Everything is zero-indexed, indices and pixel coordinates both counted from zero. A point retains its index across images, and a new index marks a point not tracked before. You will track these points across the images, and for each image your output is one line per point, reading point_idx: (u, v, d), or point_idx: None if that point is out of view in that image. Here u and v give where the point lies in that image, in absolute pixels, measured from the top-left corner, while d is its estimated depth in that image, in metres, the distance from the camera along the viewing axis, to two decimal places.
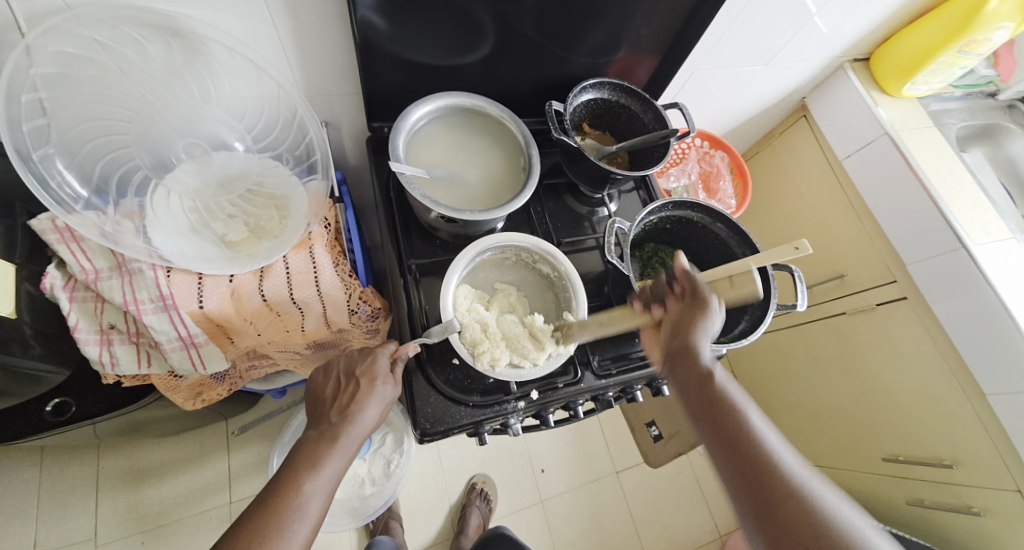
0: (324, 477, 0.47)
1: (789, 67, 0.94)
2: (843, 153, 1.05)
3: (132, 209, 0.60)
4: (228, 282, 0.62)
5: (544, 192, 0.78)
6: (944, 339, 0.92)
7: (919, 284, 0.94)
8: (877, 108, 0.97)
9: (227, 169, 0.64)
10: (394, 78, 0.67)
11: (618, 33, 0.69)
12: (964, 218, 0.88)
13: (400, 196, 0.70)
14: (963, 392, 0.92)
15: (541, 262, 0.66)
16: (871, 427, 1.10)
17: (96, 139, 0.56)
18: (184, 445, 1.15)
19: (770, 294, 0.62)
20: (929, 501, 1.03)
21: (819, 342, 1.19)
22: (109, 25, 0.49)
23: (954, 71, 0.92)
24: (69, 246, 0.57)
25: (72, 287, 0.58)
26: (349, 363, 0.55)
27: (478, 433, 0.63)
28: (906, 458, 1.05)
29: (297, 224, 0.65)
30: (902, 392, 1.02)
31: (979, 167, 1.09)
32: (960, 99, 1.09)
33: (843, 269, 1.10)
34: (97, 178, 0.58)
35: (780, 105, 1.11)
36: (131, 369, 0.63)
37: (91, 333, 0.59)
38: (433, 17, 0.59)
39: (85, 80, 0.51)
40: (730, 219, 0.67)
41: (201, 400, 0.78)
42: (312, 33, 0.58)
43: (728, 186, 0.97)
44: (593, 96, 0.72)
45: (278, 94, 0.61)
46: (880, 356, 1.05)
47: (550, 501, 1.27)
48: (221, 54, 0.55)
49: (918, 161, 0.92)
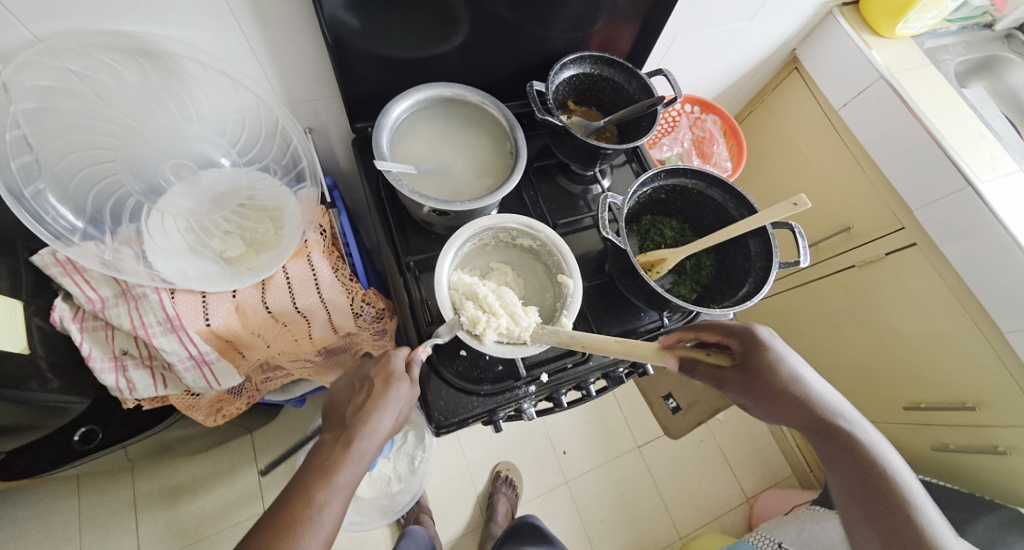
0: (339, 483, 0.46)
1: (776, 19, 0.92)
2: (839, 103, 1.02)
3: (129, 236, 0.60)
4: (232, 298, 0.62)
5: (536, 174, 0.77)
6: (958, 282, 0.91)
7: (927, 229, 0.92)
8: (870, 52, 0.94)
9: (217, 186, 0.64)
10: (372, 76, 0.66)
11: (595, 4, 0.68)
12: (968, 156, 0.86)
13: (391, 194, 0.70)
14: (982, 334, 0.90)
15: (522, 236, 0.65)
16: (890, 377, 1.09)
17: (85, 169, 0.56)
18: (214, 461, 1.18)
19: (772, 254, 0.61)
20: (955, 445, 1.03)
21: (829, 298, 1.17)
22: (81, 53, 0.49)
23: (948, 4, 0.89)
24: (73, 278, 0.58)
25: (82, 318, 0.59)
26: (364, 367, 0.56)
27: (493, 421, 0.63)
28: (928, 405, 1.04)
29: (292, 233, 0.65)
30: (918, 339, 1.01)
31: (981, 103, 1.06)
32: (956, 33, 1.05)
33: (849, 221, 1.08)
34: (91, 209, 0.59)
35: (770, 60, 1.08)
36: (149, 393, 0.64)
37: (105, 361, 0.60)
38: (404, 8, 0.57)
39: (65, 111, 0.51)
40: (725, 182, 0.66)
41: (222, 415, 0.79)
42: (284, 39, 0.57)
43: (722, 150, 0.95)
44: (575, 72, 0.71)
45: (257, 107, 0.62)
46: (894, 305, 1.03)
47: (575, 481, 1.29)
48: (194, 70, 0.55)
49: (916, 103, 0.89)
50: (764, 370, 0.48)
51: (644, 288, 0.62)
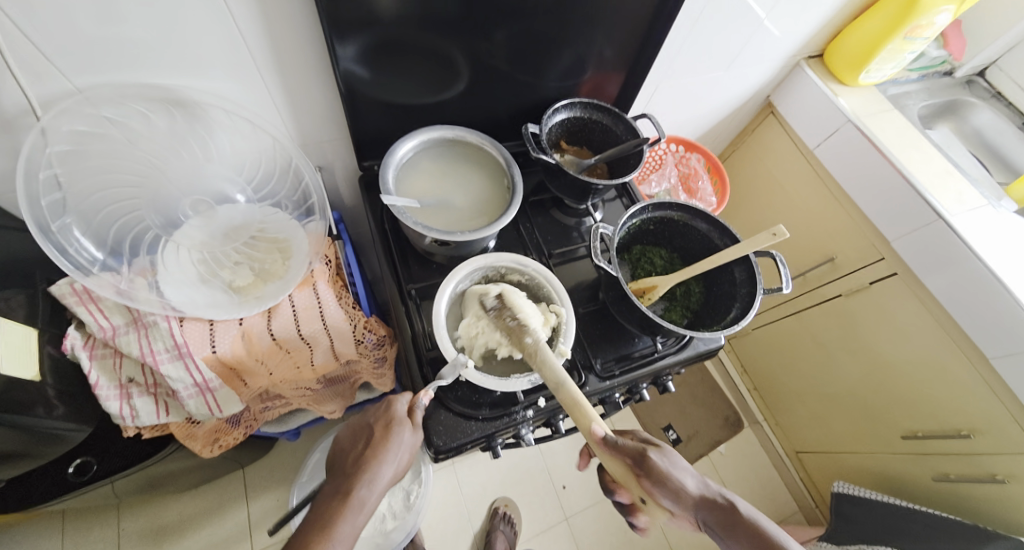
0: (340, 534, 0.47)
1: (749, 70, 1.00)
2: (813, 143, 1.09)
3: (145, 266, 0.63)
4: (238, 326, 0.64)
5: (532, 209, 0.81)
6: (941, 311, 0.94)
7: (906, 259, 0.97)
8: (837, 98, 1.02)
9: (231, 221, 0.69)
10: (379, 120, 0.71)
11: (583, 57, 0.75)
12: (937, 191, 0.91)
13: (394, 226, 0.74)
14: (969, 360, 0.92)
15: (511, 272, 0.68)
16: (885, 406, 1.11)
17: (110, 205, 0.60)
18: (203, 499, 1.15)
19: (755, 281, 0.65)
20: (955, 474, 1.02)
21: (820, 327, 1.20)
22: (117, 102, 0.53)
23: (905, 56, 0.97)
24: (87, 307, 0.59)
25: (91, 346, 0.61)
26: (367, 415, 0.57)
27: (492, 447, 0.64)
28: (925, 433, 1.05)
29: (299, 263, 0.69)
30: (906, 366, 1.03)
31: (947, 143, 1.13)
32: (916, 80, 1.14)
33: (832, 252, 1.12)
34: (112, 241, 0.62)
35: (748, 105, 1.17)
36: (151, 420, 0.65)
37: (112, 388, 0.62)
38: (410, 60, 0.64)
39: (96, 153, 0.56)
40: (709, 214, 0.71)
41: (219, 446, 0.79)
42: (300, 88, 0.62)
43: (707, 185, 1.01)
44: (565, 116, 0.77)
45: (274, 146, 0.66)
46: (882, 335, 1.06)
47: (575, 518, 1.26)
48: (218, 116, 0.60)
49: (883, 143, 0.96)
50: (758, 541, 0.47)
51: (636, 314, 0.65)
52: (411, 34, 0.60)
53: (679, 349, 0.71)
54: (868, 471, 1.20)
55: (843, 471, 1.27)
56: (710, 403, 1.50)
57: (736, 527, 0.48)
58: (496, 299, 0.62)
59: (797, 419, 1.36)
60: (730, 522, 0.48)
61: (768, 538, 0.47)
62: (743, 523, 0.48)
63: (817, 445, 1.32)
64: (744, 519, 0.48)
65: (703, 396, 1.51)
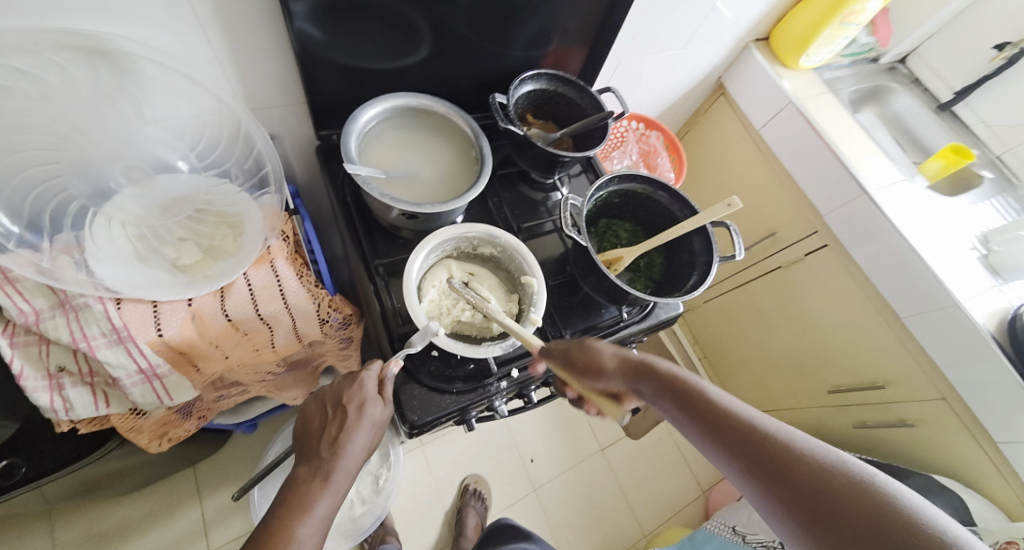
0: (318, 516, 0.46)
1: (703, 49, 1.03)
2: (759, 122, 1.15)
3: (69, 243, 0.56)
4: (187, 306, 0.59)
5: (499, 183, 0.81)
6: (864, 280, 1.04)
7: (837, 232, 1.06)
8: (781, 80, 1.08)
9: (172, 192, 0.63)
10: (337, 85, 0.67)
11: (548, 27, 0.74)
12: (864, 168, 1.00)
13: (357, 200, 0.71)
14: (885, 320, 1.03)
15: (483, 245, 0.68)
16: (818, 366, 1.22)
17: (21, 172, 0.52)
18: (149, 500, 1.07)
19: (712, 250, 0.68)
20: (871, 421, 1.15)
21: (762, 296, 1.29)
22: (30, 50, 0.46)
23: (840, 41, 1.04)
24: (2, 289, 0.52)
25: (12, 332, 0.54)
26: (335, 392, 0.55)
27: (465, 420, 0.64)
28: (846, 387, 1.17)
29: (253, 239, 0.64)
30: (835, 329, 1.14)
31: (872, 125, 1.24)
32: (847, 66, 1.23)
33: (774, 227, 1.21)
34: (28, 214, 0.54)
35: (701, 85, 1.21)
36: (88, 412, 0.60)
37: (39, 379, 0.55)
38: (369, 20, 0.60)
39: (5, 110, 0.49)
40: (671, 186, 0.73)
41: (167, 439, 0.74)
42: (248, 46, 0.57)
43: (665, 162, 1.04)
44: (532, 87, 0.76)
45: (220, 109, 0.61)
46: (815, 302, 1.16)
47: (542, 488, 1.30)
48: (153, 71, 0.54)
49: (821, 124, 1.04)
50: (692, 400, 0.46)
51: (603, 283, 0.67)
52: None
53: (643, 318, 0.74)
54: (802, 425, 1.33)
55: None
56: None
57: (673, 389, 0.48)
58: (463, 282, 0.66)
59: (742, 383, 1.47)
60: (663, 384, 0.49)
61: (704, 400, 0.46)
62: (679, 384, 0.48)
63: (759, 405, 1.44)
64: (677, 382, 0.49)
65: None
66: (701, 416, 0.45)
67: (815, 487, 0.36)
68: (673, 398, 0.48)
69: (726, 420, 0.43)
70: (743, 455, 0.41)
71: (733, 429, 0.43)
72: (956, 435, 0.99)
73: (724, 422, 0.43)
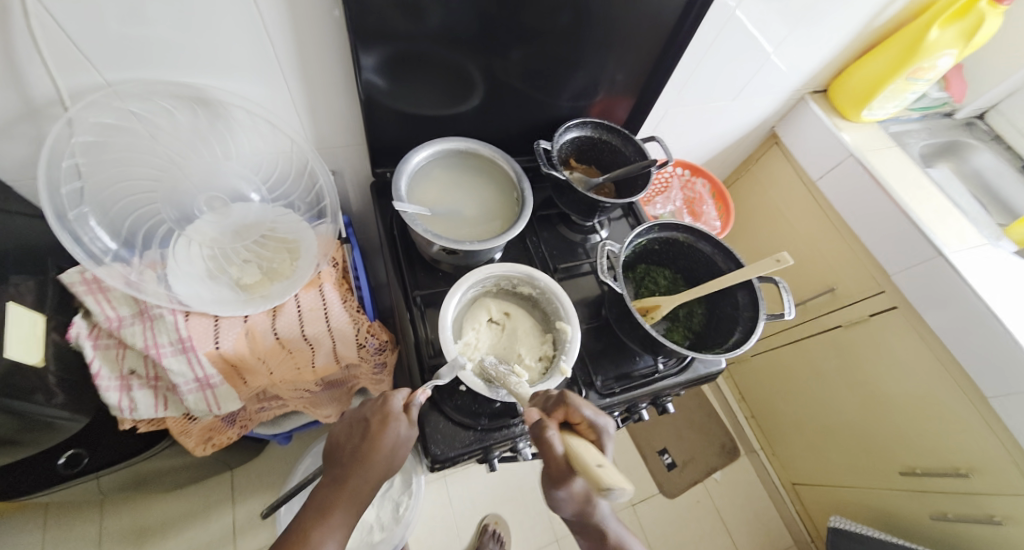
0: (332, 523, 0.48)
1: (756, 100, 1.03)
2: (816, 174, 1.11)
3: (155, 259, 0.64)
4: (243, 323, 0.65)
5: (539, 223, 0.83)
6: (941, 347, 0.94)
7: (905, 293, 0.98)
8: (841, 133, 1.04)
9: (243, 219, 0.70)
10: (396, 130, 0.73)
11: (596, 79, 0.77)
12: (936, 227, 0.93)
13: (403, 234, 0.75)
14: (966, 396, 0.93)
15: (522, 284, 0.69)
16: (887, 442, 1.09)
17: (126, 198, 0.62)
18: (189, 500, 1.13)
19: (758, 306, 0.65)
20: (953, 514, 1.01)
21: (818, 356, 1.20)
22: (144, 98, 0.55)
23: (907, 95, 1.00)
24: (95, 296, 0.60)
25: (96, 336, 0.61)
26: (363, 408, 0.56)
27: (488, 459, 0.64)
28: (923, 470, 1.04)
29: (306, 265, 0.69)
30: (903, 401, 1.04)
31: (947, 182, 1.15)
32: (918, 120, 1.17)
33: (832, 282, 1.13)
34: (126, 232, 0.63)
35: (753, 134, 1.19)
36: (149, 413, 0.65)
37: (112, 379, 0.62)
38: (428, 72, 0.66)
39: (119, 146, 0.58)
40: (714, 238, 0.72)
41: (212, 444, 0.79)
42: (322, 95, 0.65)
43: (711, 210, 1.03)
44: (577, 134, 0.79)
45: (292, 148, 0.68)
46: (880, 368, 1.06)
47: (566, 540, 1.23)
48: (240, 115, 0.62)
49: (886, 179, 0.98)
50: None
51: (638, 332, 0.66)
52: (429, 48, 0.62)
53: (680, 370, 0.71)
54: (867, 508, 1.18)
55: (839, 505, 1.25)
56: (707, 428, 1.49)
57: (590, 533, 0.52)
58: (500, 318, 0.68)
59: (795, 449, 1.35)
60: (584, 524, 0.52)
61: None
62: (598, 534, 0.51)
63: (815, 477, 1.30)
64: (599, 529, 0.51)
65: (699, 420, 1.50)
66: None
67: None
68: (590, 540, 0.53)
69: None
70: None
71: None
72: None
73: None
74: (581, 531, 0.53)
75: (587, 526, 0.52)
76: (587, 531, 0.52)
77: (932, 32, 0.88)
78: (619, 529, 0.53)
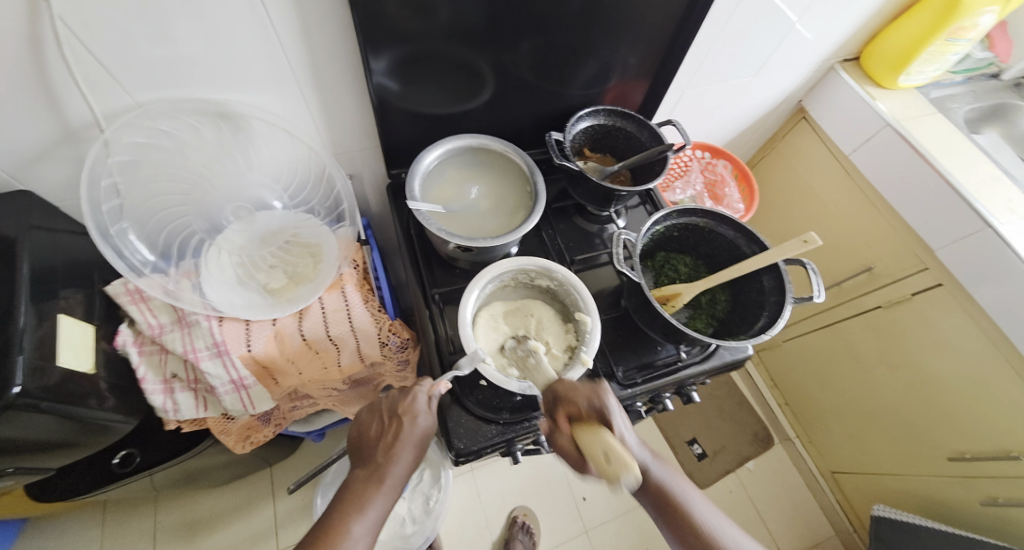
0: (370, 518, 0.49)
1: (778, 75, 0.98)
2: (848, 148, 1.06)
3: (190, 268, 0.67)
4: (272, 326, 0.68)
5: (555, 215, 0.82)
6: (993, 328, 0.88)
7: (951, 270, 0.92)
8: (875, 102, 0.99)
9: (268, 226, 0.73)
10: (409, 130, 0.74)
11: (609, 64, 0.75)
12: (984, 198, 0.87)
13: (419, 232, 0.76)
14: (1018, 376, 0.87)
15: (539, 277, 0.69)
16: (935, 426, 1.03)
17: (160, 211, 0.65)
18: (235, 494, 1.19)
19: (784, 290, 0.63)
20: (1004, 498, 0.95)
21: (858, 339, 1.15)
22: (172, 115, 0.58)
23: (947, 57, 0.94)
24: (138, 305, 0.64)
25: (141, 342, 0.66)
26: (390, 403, 0.57)
27: (511, 452, 0.64)
28: (974, 455, 0.98)
29: (329, 268, 0.71)
30: (953, 385, 0.97)
31: (994, 148, 1.08)
32: (961, 83, 1.09)
33: (870, 261, 1.08)
34: (162, 243, 0.67)
35: (778, 110, 1.14)
36: (190, 414, 0.69)
37: (157, 383, 0.66)
38: (438, 71, 0.66)
39: (152, 163, 0.61)
40: (735, 221, 0.70)
41: (250, 442, 0.82)
42: (336, 101, 0.66)
43: (733, 192, 0.99)
44: (590, 123, 0.78)
45: (309, 156, 0.70)
46: (927, 349, 1.00)
47: (596, 530, 1.23)
48: (260, 127, 0.64)
49: (925, 147, 0.93)
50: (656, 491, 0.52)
51: (659, 321, 0.64)
52: (439, 46, 0.62)
53: (704, 358, 0.70)
54: (916, 497, 1.12)
55: (882, 493, 1.20)
56: (739, 416, 1.46)
57: (649, 491, 0.52)
58: (517, 312, 0.68)
59: (833, 436, 1.30)
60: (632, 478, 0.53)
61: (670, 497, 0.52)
62: (653, 486, 0.52)
63: (855, 466, 1.25)
64: (649, 480, 0.52)
65: (731, 409, 1.47)
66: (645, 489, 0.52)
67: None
68: (645, 492, 0.52)
69: (677, 508, 0.51)
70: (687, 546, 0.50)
71: (684, 520, 0.51)
72: None
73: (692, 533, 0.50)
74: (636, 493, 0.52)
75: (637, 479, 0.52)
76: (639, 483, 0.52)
77: None
78: (671, 474, 0.53)
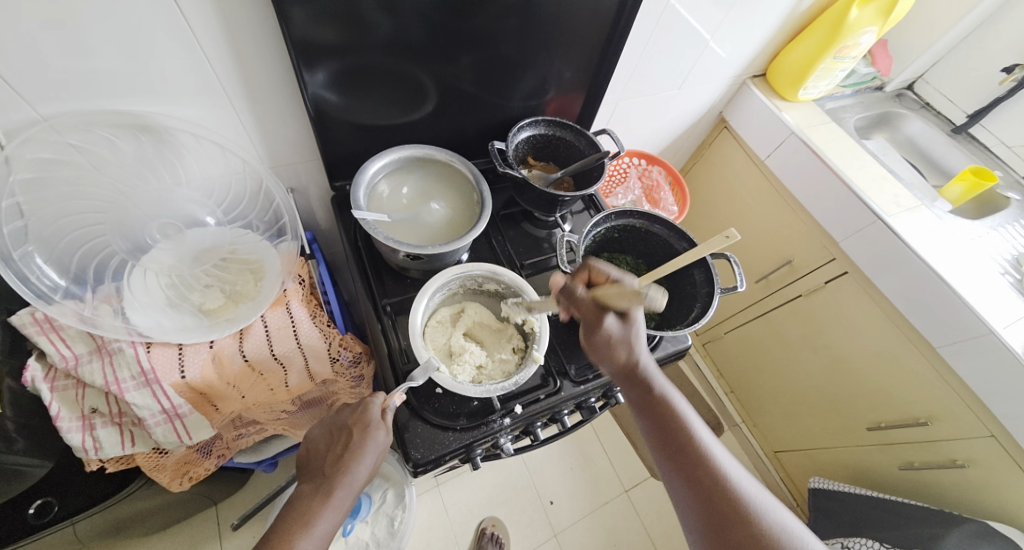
0: (316, 533, 0.47)
1: (699, 88, 1.07)
2: (764, 154, 1.16)
3: (110, 293, 0.62)
4: (209, 348, 0.64)
5: (503, 222, 0.84)
6: (888, 304, 1.00)
7: (855, 258, 1.03)
8: (782, 113, 1.10)
9: (201, 244, 0.68)
10: (352, 142, 0.74)
11: (545, 78, 0.79)
12: (876, 196, 0.99)
13: (367, 243, 0.76)
14: (919, 351, 0.98)
15: (488, 282, 0.70)
16: (852, 398, 1.15)
17: (74, 231, 0.60)
18: (173, 541, 1.09)
19: (713, 282, 0.68)
20: (919, 462, 1.07)
21: (785, 326, 1.25)
22: (83, 129, 0.54)
23: (837, 73, 1.06)
24: (49, 336, 0.58)
25: (53, 377, 0.60)
26: (340, 416, 0.56)
27: (470, 457, 0.64)
28: (887, 424, 1.10)
29: (271, 283, 0.69)
30: (863, 359, 1.09)
31: (883, 151, 1.23)
32: (851, 95, 1.24)
33: (789, 255, 1.18)
34: (75, 267, 0.61)
35: (702, 121, 1.24)
36: (116, 451, 0.64)
37: (73, 420, 0.60)
38: (378, 84, 0.66)
39: (62, 180, 0.56)
40: (667, 220, 0.75)
41: (188, 478, 0.77)
42: (271, 113, 0.65)
43: (668, 196, 1.06)
44: (531, 133, 0.81)
45: (244, 169, 0.68)
46: (841, 329, 1.11)
47: (564, 534, 1.24)
48: (187, 140, 0.61)
49: (825, 152, 1.04)
50: (661, 409, 0.55)
51: None
52: (377, 60, 0.63)
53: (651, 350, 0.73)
54: (849, 468, 1.22)
55: (819, 467, 1.30)
56: None
57: (653, 410, 0.55)
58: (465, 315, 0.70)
59: (772, 417, 1.40)
60: (640, 389, 0.56)
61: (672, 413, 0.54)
62: (661, 407, 0.55)
63: (794, 443, 1.36)
64: (663, 400, 0.55)
65: None
66: (655, 414, 0.54)
67: (704, 477, 0.50)
68: (649, 410, 0.55)
69: (675, 424, 0.53)
70: (683, 462, 0.51)
71: (680, 437, 0.53)
72: (1011, 476, 0.92)
73: (689, 454, 0.51)
74: (640, 403, 0.56)
75: (640, 388, 0.56)
76: (642, 393, 0.56)
77: (852, 13, 0.93)
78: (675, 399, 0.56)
